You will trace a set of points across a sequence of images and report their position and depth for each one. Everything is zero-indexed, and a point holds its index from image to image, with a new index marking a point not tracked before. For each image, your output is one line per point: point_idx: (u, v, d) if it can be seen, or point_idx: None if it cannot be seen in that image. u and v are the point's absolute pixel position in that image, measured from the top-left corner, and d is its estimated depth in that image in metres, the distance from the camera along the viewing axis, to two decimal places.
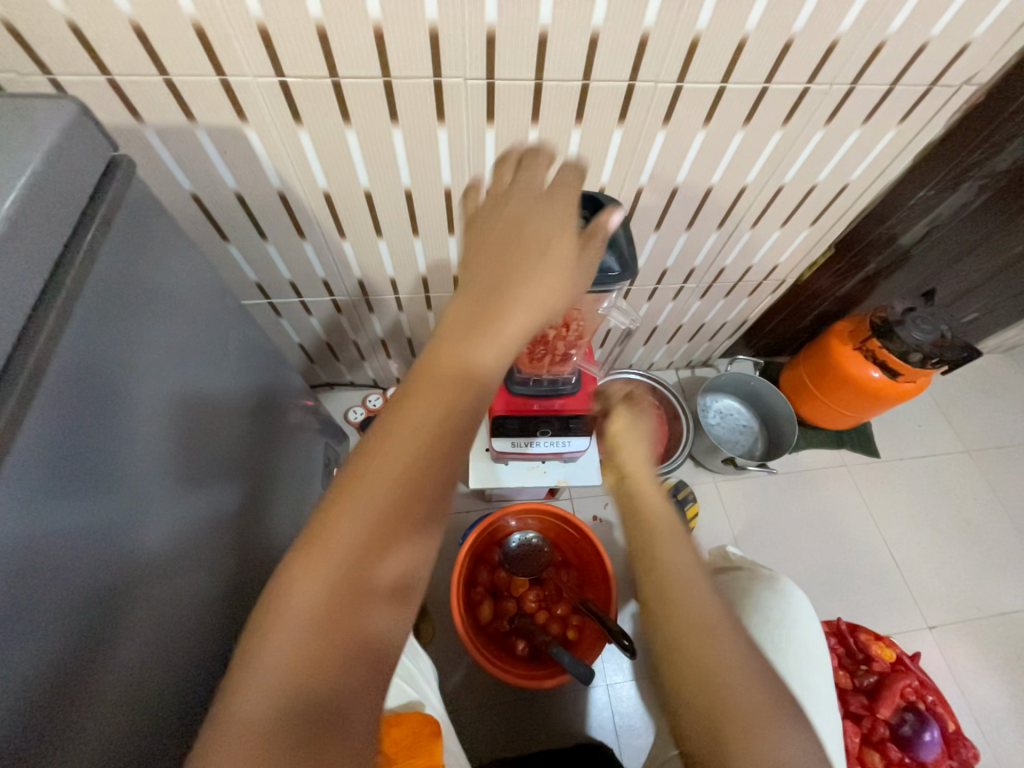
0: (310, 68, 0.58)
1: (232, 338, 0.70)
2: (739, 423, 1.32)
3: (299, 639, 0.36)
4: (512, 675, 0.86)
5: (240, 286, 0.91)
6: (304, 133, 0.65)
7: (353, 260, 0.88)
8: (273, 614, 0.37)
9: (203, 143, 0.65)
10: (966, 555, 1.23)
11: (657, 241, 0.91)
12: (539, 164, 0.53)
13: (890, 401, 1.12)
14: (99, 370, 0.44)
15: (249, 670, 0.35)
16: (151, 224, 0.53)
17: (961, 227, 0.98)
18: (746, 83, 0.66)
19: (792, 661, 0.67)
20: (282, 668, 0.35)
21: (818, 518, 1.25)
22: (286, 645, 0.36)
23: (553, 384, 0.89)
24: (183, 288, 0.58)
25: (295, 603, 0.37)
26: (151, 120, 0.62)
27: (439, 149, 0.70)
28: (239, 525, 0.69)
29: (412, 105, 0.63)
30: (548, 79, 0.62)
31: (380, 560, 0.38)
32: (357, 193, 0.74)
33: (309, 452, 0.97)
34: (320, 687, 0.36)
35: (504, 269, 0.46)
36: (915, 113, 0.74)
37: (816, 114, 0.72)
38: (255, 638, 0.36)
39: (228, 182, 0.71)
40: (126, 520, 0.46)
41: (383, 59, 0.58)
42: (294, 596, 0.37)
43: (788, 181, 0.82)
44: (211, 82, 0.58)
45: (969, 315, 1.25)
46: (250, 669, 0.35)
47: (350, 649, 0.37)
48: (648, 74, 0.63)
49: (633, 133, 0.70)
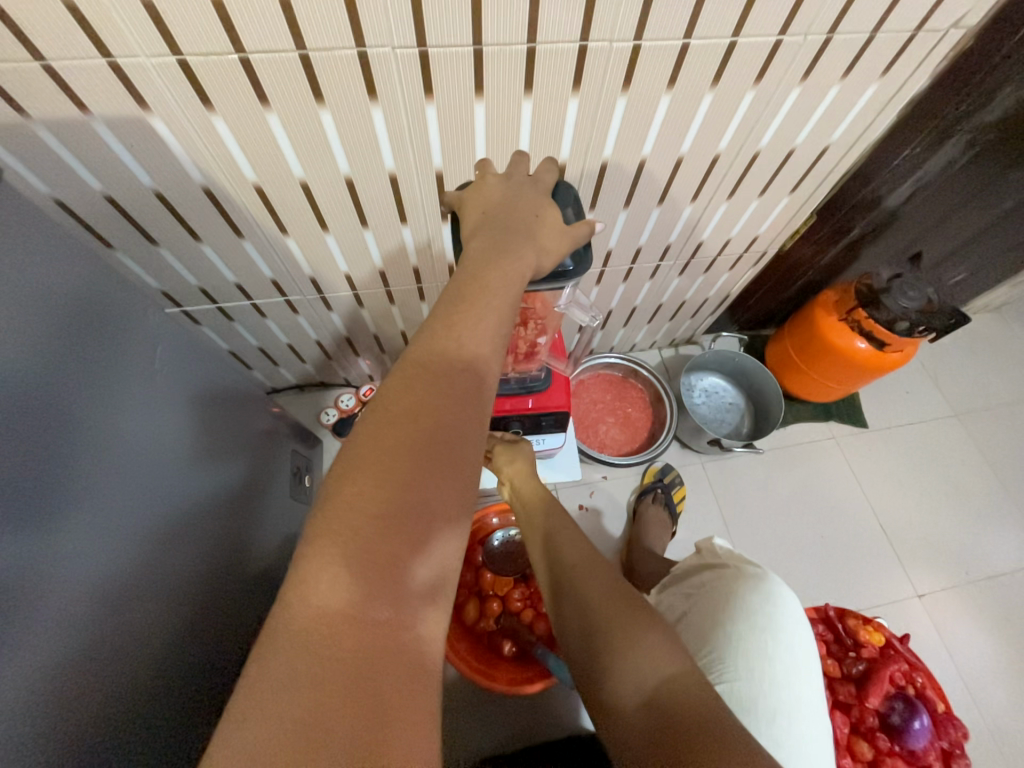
0: (211, 44, 0.51)
1: (193, 350, 0.68)
2: (725, 401, 1.28)
3: (321, 638, 0.31)
4: (496, 682, 0.87)
5: (181, 291, 0.84)
6: (219, 121, 0.58)
7: (300, 257, 0.81)
8: (285, 619, 0.32)
9: (105, 136, 0.58)
10: (955, 521, 1.22)
11: (627, 219, 0.85)
12: (493, 202, 0.52)
13: (877, 373, 1.09)
14: (41, 392, 0.44)
15: (266, 672, 0.29)
16: (37, 237, 0.46)
17: (948, 186, 0.93)
18: (712, 37, 0.59)
19: (779, 666, 0.66)
20: (313, 673, 0.30)
21: (807, 493, 1.23)
22: (309, 640, 0.31)
23: (522, 383, 0.86)
24: (105, 285, 0.53)
25: (311, 600, 0.32)
26: (39, 113, 0.55)
27: (376, 131, 0.62)
28: (213, 526, 0.66)
29: (337, 81, 0.56)
30: (488, 43, 0.55)
31: (386, 538, 0.35)
32: (291, 185, 0.67)
33: (278, 460, 0.91)
34: (360, 688, 0.30)
35: (460, 310, 0.45)
36: (898, 63, 0.67)
37: (791, 70, 0.65)
38: (265, 650, 0.30)
39: (143, 179, 0.64)
40: (92, 535, 0.47)
41: (295, 30, 0.51)
42: (307, 593, 0.32)
43: (764, 147, 0.76)
44: (98, 65, 0.51)
45: (957, 277, 1.21)
46: (261, 690, 0.29)
47: (383, 642, 0.32)
48: (601, 33, 0.56)
49: (590, 102, 0.64)
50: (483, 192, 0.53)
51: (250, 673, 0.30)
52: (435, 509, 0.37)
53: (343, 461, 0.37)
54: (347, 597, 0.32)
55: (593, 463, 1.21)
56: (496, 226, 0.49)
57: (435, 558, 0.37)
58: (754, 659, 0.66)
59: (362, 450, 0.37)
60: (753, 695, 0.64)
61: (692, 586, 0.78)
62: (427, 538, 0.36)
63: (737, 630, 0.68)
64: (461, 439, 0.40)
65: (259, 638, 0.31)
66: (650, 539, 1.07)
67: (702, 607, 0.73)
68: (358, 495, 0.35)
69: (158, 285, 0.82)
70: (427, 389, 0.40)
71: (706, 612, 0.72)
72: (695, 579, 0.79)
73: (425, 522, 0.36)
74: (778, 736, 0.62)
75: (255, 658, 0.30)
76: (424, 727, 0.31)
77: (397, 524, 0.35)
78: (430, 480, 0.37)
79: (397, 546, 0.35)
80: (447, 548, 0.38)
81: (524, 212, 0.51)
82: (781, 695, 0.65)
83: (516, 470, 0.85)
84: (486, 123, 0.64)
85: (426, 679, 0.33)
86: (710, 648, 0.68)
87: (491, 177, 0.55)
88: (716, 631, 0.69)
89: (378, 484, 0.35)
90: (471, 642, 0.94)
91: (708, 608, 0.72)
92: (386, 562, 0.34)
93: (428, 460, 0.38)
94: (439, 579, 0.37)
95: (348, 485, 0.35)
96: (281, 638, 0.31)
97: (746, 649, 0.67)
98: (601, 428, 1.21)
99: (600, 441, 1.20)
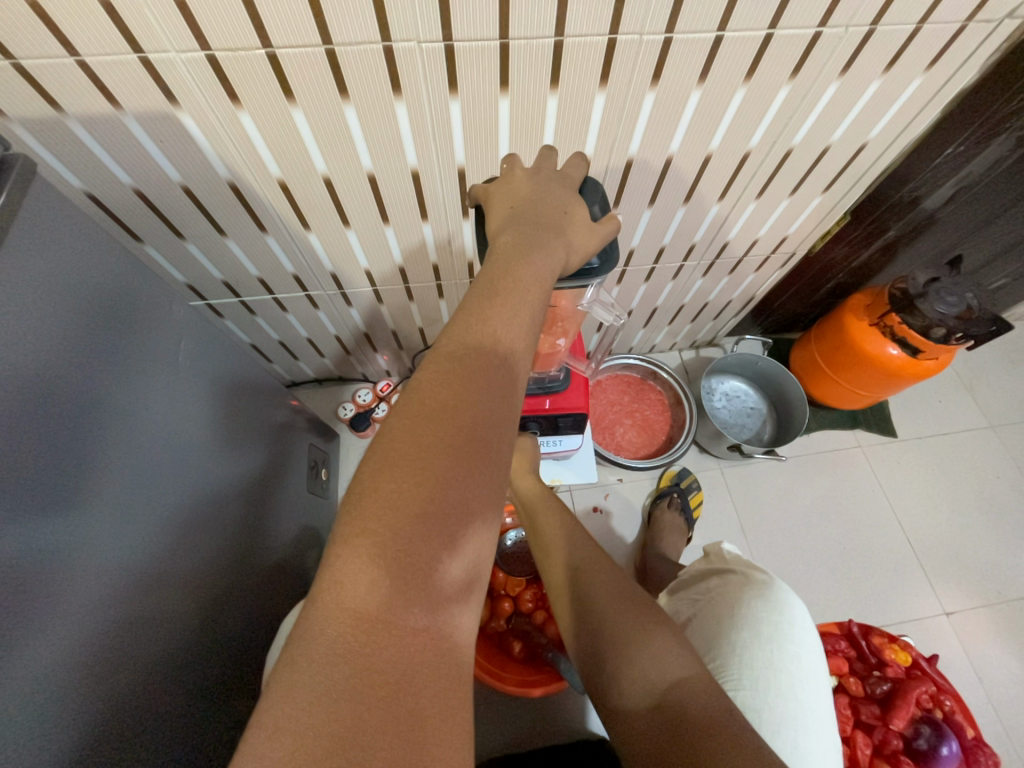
0: (238, 39, 0.51)
1: (215, 343, 0.68)
2: (747, 406, 1.25)
3: (357, 648, 0.31)
4: (503, 682, 0.85)
5: (205, 285, 0.85)
6: (245, 116, 0.59)
7: (322, 252, 0.81)
8: (320, 626, 0.31)
9: (135, 132, 0.59)
10: (988, 537, 1.17)
11: (652, 217, 0.83)
12: (521, 196, 0.51)
13: (910, 380, 1.04)
14: (57, 383, 0.44)
15: (302, 682, 0.29)
16: (64, 229, 0.46)
17: (991, 188, 0.88)
18: (746, 30, 0.57)
19: (784, 677, 0.64)
20: (352, 684, 0.30)
21: (831, 503, 1.20)
22: (344, 651, 0.30)
23: (542, 385, 0.85)
24: (131, 279, 0.54)
25: (346, 607, 0.31)
26: (73, 110, 0.56)
27: (400, 127, 0.62)
28: (231, 521, 0.67)
29: (363, 76, 0.56)
30: (515, 36, 0.54)
31: (417, 549, 0.33)
32: (314, 181, 0.68)
33: (297, 453, 0.92)
34: (396, 702, 0.30)
35: (494, 301, 0.43)
36: (947, 55, 0.64)
37: (830, 63, 0.62)
38: (298, 658, 0.30)
39: (171, 174, 0.65)
40: (110, 524, 0.47)
41: (322, 25, 0.50)
42: (342, 599, 0.31)
43: (797, 144, 0.73)
44: (129, 61, 0.52)
45: (997, 283, 1.15)
46: (295, 701, 0.29)
47: (418, 652, 0.32)
48: (631, 26, 0.55)
49: (617, 97, 0.62)
50: (510, 186, 0.52)
51: (283, 680, 0.29)
52: (471, 512, 0.36)
53: (375, 459, 0.36)
54: (381, 602, 0.32)
55: (609, 466, 1.20)
56: (525, 220, 0.48)
57: (469, 561, 0.36)
58: (758, 669, 0.64)
59: (396, 448, 0.36)
60: (757, 705, 0.62)
61: (698, 592, 0.76)
62: (461, 538, 0.35)
63: (741, 639, 0.66)
64: (495, 441, 0.39)
65: (290, 642, 0.31)
66: (665, 544, 1.04)
67: (706, 614, 0.71)
68: (393, 498, 0.34)
69: (184, 278, 0.83)
70: (461, 386, 0.39)
71: (711, 620, 0.70)
72: (701, 585, 0.77)
73: (458, 524, 0.35)
74: (785, 749, 0.60)
75: (287, 663, 0.30)
76: (455, 735, 0.31)
77: (432, 527, 0.34)
78: (464, 482, 0.36)
79: (432, 549, 0.34)
80: (479, 550, 0.37)
81: (553, 208, 0.50)
82: (787, 707, 0.62)
83: (514, 465, 0.86)
84: (511, 119, 0.63)
85: (454, 689, 0.33)
86: (714, 656, 0.67)
87: (518, 171, 0.53)
88: (719, 639, 0.67)
89: (414, 487, 0.34)
90: (481, 641, 0.93)
91: (713, 616, 0.70)
92: (421, 566, 0.33)
93: (463, 460, 0.37)
94: (466, 581, 0.36)
95: (381, 487, 0.34)
96: (316, 644, 0.30)
97: (750, 659, 0.65)
98: (618, 431, 1.19)
99: (616, 443, 1.18)
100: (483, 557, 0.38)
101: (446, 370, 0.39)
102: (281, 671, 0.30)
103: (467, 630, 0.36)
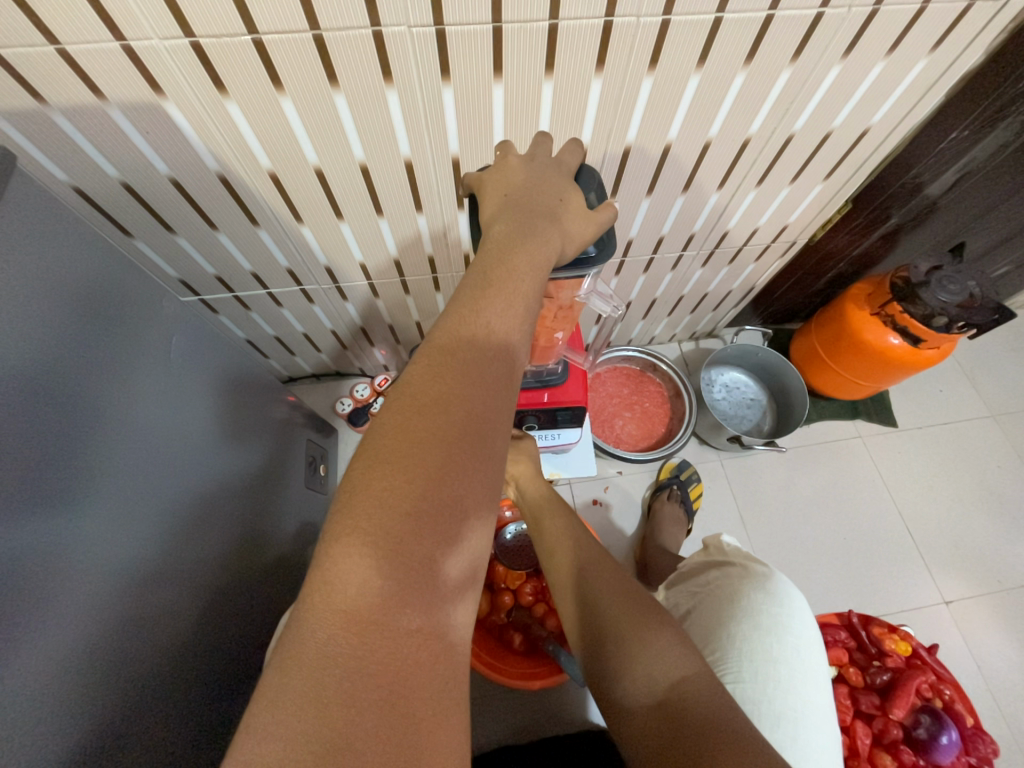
0: (223, 25, 0.49)
1: (209, 338, 0.67)
2: (747, 397, 1.24)
3: (351, 649, 0.30)
4: (505, 675, 0.86)
5: (198, 280, 0.84)
6: (233, 106, 0.57)
7: (316, 246, 0.80)
8: (312, 628, 0.31)
9: (120, 123, 0.58)
10: (988, 526, 1.17)
11: (649, 207, 0.82)
12: (515, 184, 0.49)
13: (911, 369, 1.03)
14: (46, 381, 0.43)
15: (293, 687, 0.29)
16: (48, 222, 0.45)
17: (995, 174, 0.87)
18: (747, 10, 0.55)
19: (783, 670, 0.64)
20: (344, 687, 0.29)
21: (831, 493, 1.19)
22: (333, 655, 0.30)
23: (540, 378, 0.86)
24: (122, 274, 0.53)
25: (339, 608, 0.31)
26: (56, 101, 0.54)
27: (392, 116, 0.61)
28: (227, 518, 0.66)
29: (353, 62, 0.54)
30: (508, 20, 0.52)
31: (407, 550, 0.33)
32: (305, 172, 0.66)
33: (295, 448, 0.91)
34: (389, 704, 0.29)
35: (486, 292, 0.42)
36: (952, 35, 0.62)
37: (831, 46, 0.61)
38: (289, 660, 0.30)
39: (159, 167, 0.64)
40: (107, 521, 0.47)
41: (309, 11, 0.49)
42: (333, 599, 0.31)
43: (798, 130, 0.71)
44: (112, 49, 0.50)
45: (1000, 271, 1.14)
46: (285, 703, 0.28)
47: (412, 654, 0.31)
48: (627, 8, 0.53)
49: (614, 82, 0.61)
50: (504, 173, 0.51)
51: (273, 682, 0.29)
52: (466, 510, 0.36)
53: (366, 458, 0.35)
54: (374, 602, 0.31)
55: (608, 458, 1.19)
56: (519, 209, 0.47)
57: (467, 555, 0.36)
58: (757, 662, 0.64)
59: (388, 445, 0.35)
60: (756, 697, 0.62)
61: (697, 584, 0.76)
62: (456, 536, 0.35)
63: (741, 632, 0.66)
64: (490, 437, 0.38)
65: (282, 643, 0.30)
66: (665, 536, 1.04)
67: (705, 607, 0.71)
68: (385, 496, 0.33)
69: (177, 274, 0.82)
70: (454, 379, 0.38)
71: (710, 613, 0.70)
72: (700, 577, 0.77)
73: (453, 523, 0.35)
74: (784, 741, 0.60)
75: (279, 666, 0.30)
76: (448, 735, 0.31)
77: (425, 525, 0.34)
78: (457, 479, 0.36)
79: (426, 547, 0.33)
80: (477, 544, 0.37)
81: (548, 195, 0.49)
82: (786, 699, 0.62)
83: (521, 471, 0.85)
84: (505, 106, 0.62)
85: (450, 689, 0.32)
86: (713, 649, 0.67)
87: (512, 158, 0.52)
88: (718, 632, 0.67)
89: (406, 484, 0.34)
90: (481, 634, 0.94)
91: (712, 610, 0.70)
92: (415, 566, 0.33)
93: (457, 457, 0.36)
94: (465, 577, 0.36)
95: (373, 485, 0.34)
96: (307, 647, 0.30)
97: (748, 651, 0.65)
98: (617, 423, 1.19)
99: (615, 437, 1.17)
100: (480, 552, 0.37)
101: (439, 364, 0.39)
102: (273, 671, 0.29)
103: (463, 627, 0.35)
